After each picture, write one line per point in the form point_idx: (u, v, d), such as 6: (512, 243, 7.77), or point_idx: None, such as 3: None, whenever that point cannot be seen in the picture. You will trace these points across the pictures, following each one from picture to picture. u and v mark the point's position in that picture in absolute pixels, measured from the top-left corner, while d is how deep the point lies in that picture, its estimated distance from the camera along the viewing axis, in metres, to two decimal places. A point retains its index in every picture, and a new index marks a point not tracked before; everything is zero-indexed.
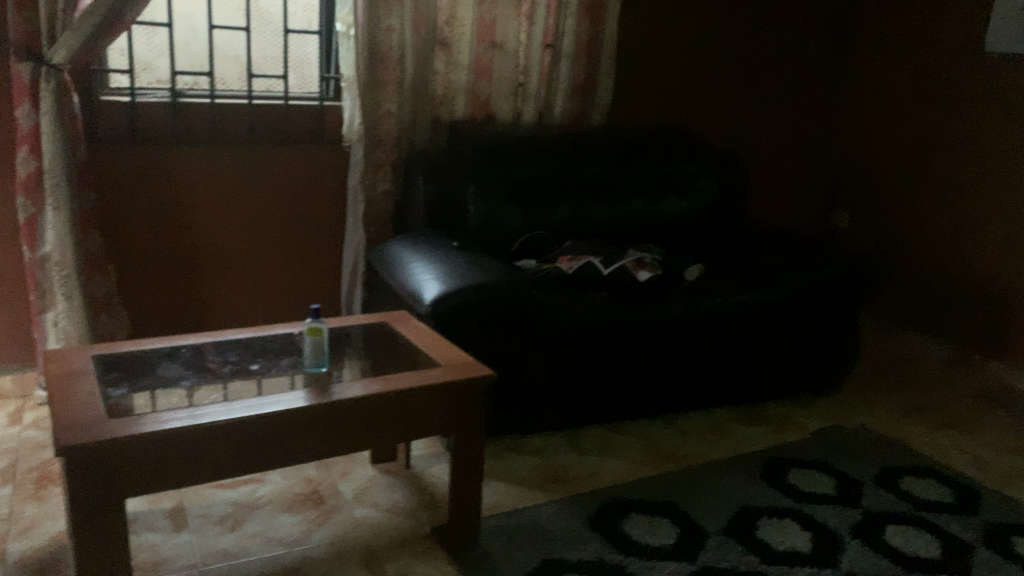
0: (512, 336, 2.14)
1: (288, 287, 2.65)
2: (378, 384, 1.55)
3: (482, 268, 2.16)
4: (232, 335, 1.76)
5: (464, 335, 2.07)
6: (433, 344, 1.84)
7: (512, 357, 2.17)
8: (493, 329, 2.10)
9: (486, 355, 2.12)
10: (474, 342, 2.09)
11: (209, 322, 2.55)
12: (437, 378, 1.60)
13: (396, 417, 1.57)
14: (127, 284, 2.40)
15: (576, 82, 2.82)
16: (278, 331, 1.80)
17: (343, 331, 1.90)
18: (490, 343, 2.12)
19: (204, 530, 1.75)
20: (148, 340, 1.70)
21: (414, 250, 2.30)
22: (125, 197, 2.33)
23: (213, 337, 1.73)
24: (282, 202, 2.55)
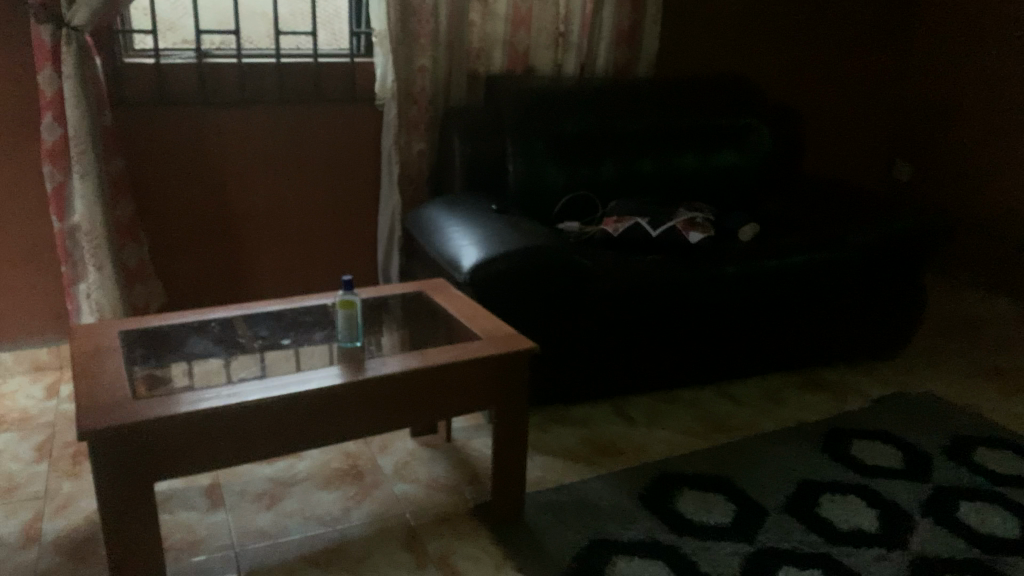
0: (557, 302, 2.04)
1: (325, 254, 2.57)
2: (418, 358, 1.47)
3: (524, 232, 2.05)
4: (263, 306, 1.69)
5: (506, 303, 1.97)
6: (475, 313, 1.74)
7: (557, 324, 2.06)
8: (537, 296, 2.00)
9: (529, 323, 2.03)
10: (517, 310, 1.99)
11: (245, 290, 2.49)
12: (479, 352, 1.50)
13: (437, 394, 1.48)
14: (160, 253, 2.35)
15: (620, 31, 2.66)
16: (312, 301, 1.72)
17: (379, 301, 1.82)
18: (533, 311, 2.02)
19: (241, 508, 1.70)
20: (176, 313, 1.64)
21: (452, 213, 2.19)
22: (154, 163, 2.26)
23: (244, 309, 1.67)
24: (316, 164, 2.46)
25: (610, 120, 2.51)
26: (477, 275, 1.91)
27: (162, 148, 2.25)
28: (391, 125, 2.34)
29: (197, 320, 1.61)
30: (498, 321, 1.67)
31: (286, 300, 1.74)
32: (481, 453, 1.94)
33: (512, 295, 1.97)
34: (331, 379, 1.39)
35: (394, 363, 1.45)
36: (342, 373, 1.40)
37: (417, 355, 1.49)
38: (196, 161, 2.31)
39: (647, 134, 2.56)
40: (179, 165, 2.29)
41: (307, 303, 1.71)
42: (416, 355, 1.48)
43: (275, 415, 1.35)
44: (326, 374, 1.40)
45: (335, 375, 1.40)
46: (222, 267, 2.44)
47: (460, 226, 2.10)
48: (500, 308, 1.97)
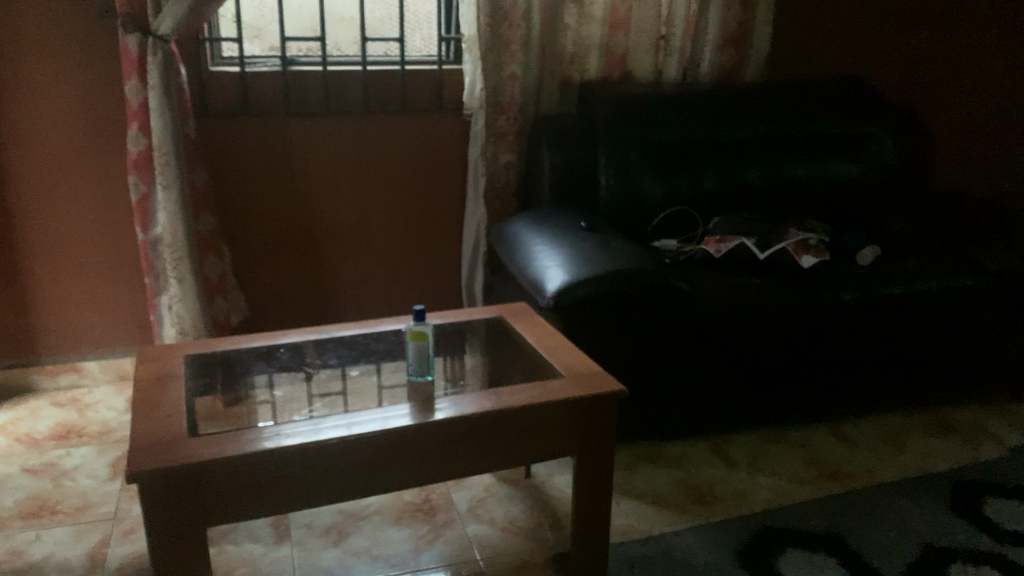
0: (650, 330, 1.87)
1: (408, 267, 2.48)
2: (493, 398, 1.33)
3: (617, 253, 1.88)
4: (335, 329, 1.62)
5: (594, 331, 1.81)
6: (558, 344, 1.59)
7: (648, 354, 1.89)
8: (627, 323, 1.84)
9: (619, 352, 1.86)
10: (606, 339, 1.83)
11: (327, 304, 2.43)
12: (559, 394, 1.35)
13: (512, 442, 1.34)
14: (243, 264, 2.31)
15: (727, 32, 2.45)
16: (386, 325, 1.64)
17: (456, 327, 1.69)
18: (624, 339, 1.86)
19: (308, 543, 1.61)
20: (247, 336, 1.58)
21: (539, 229, 2.05)
22: (237, 173, 2.22)
23: (315, 331, 1.61)
24: (402, 175, 2.37)
25: (714, 128, 2.31)
26: (561, 303, 1.75)
27: (246, 158, 2.21)
28: (478, 136, 2.22)
29: (268, 345, 1.55)
30: (582, 355, 1.51)
31: (359, 323, 1.67)
32: (563, 493, 1.79)
33: (600, 323, 1.81)
34: (416, 415, 1.27)
35: (470, 402, 1.31)
36: (418, 410, 1.29)
37: (492, 395, 1.35)
38: (279, 172, 2.26)
39: (754, 144, 2.34)
40: (263, 176, 2.25)
41: (380, 327, 1.63)
42: (491, 394, 1.34)
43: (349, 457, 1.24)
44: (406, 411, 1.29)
45: (414, 412, 1.28)
46: (304, 280, 2.39)
47: (546, 245, 1.95)
48: (587, 336, 1.82)
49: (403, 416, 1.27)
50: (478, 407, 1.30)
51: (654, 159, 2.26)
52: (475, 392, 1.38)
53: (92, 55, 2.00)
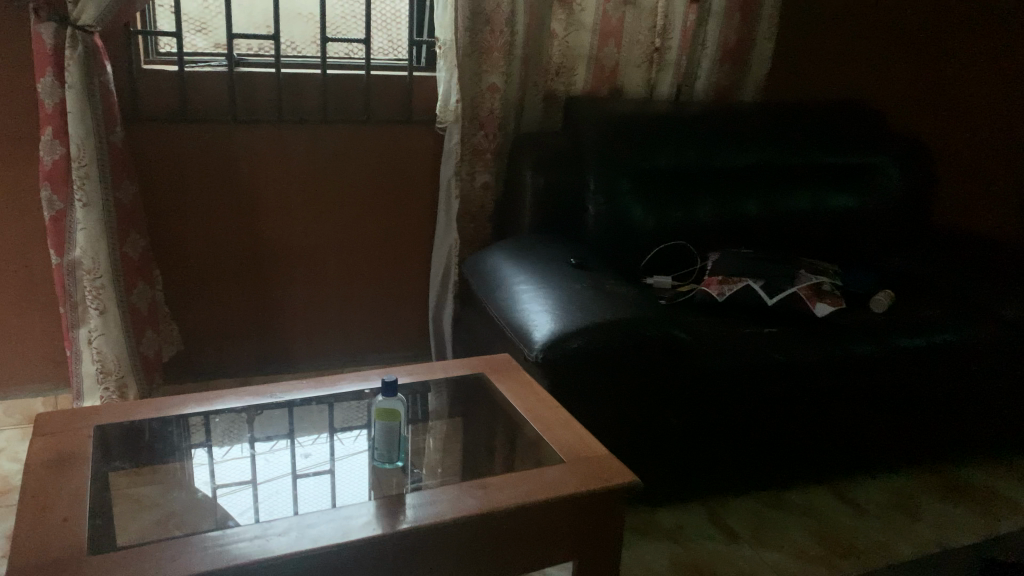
0: (648, 386, 1.63)
1: (367, 295, 2.21)
2: (478, 495, 1.08)
3: (610, 296, 1.65)
4: (282, 392, 1.36)
5: (587, 388, 1.57)
6: (548, 411, 1.34)
7: (646, 414, 1.66)
8: (623, 378, 1.60)
9: (613, 412, 1.62)
10: (599, 397, 1.60)
11: (275, 336, 2.15)
12: (560, 487, 1.10)
13: (502, 547, 1.09)
14: (177, 292, 2.01)
15: (725, 48, 2.24)
16: (343, 388, 1.39)
17: (427, 385, 1.43)
18: (619, 396, 1.61)
19: None
20: (174, 400, 1.30)
21: (520, 264, 1.80)
22: (172, 188, 1.92)
23: (259, 392, 1.35)
24: (363, 194, 2.10)
25: (713, 152, 2.09)
26: (552, 358, 1.50)
27: (183, 171, 1.92)
28: (452, 154, 1.96)
29: (204, 411, 1.29)
30: (580, 431, 1.27)
31: (311, 382, 1.41)
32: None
33: (593, 381, 1.57)
34: (387, 518, 1.02)
35: (452, 500, 1.07)
36: (388, 511, 1.04)
37: (476, 489, 1.10)
38: (222, 188, 1.97)
39: (754, 172, 2.14)
40: (202, 192, 1.95)
41: (336, 391, 1.38)
42: (474, 489, 1.10)
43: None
44: (373, 513, 1.04)
45: (383, 514, 1.03)
46: (249, 309, 2.10)
47: (530, 284, 1.71)
48: (579, 394, 1.57)
49: (374, 519, 1.02)
50: (462, 505, 1.06)
51: (648, 185, 2.03)
52: (455, 484, 1.13)
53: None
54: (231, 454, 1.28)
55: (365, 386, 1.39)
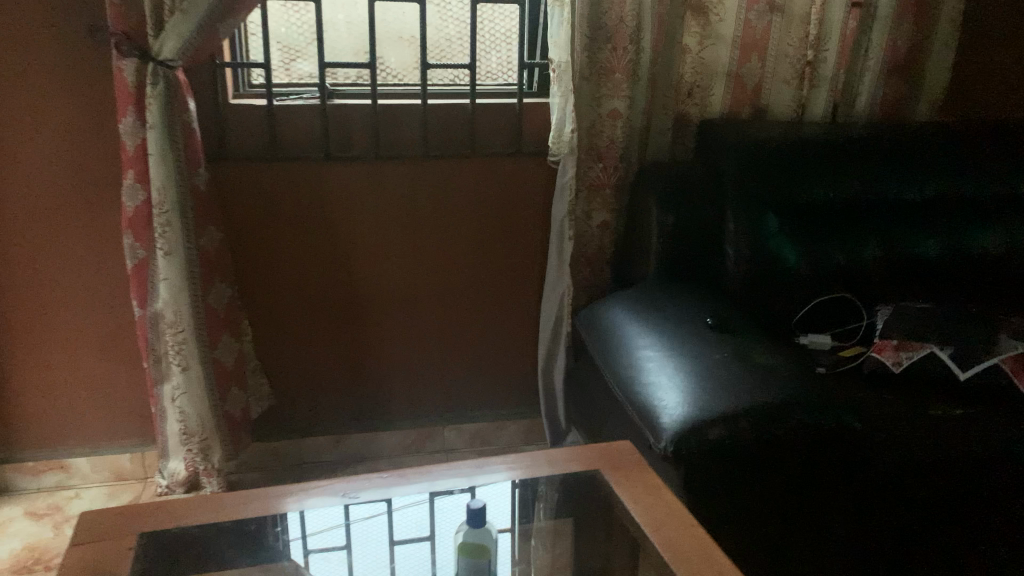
0: (804, 481, 1.31)
1: (472, 347, 1.98)
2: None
3: (757, 370, 1.34)
4: (367, 489, 1.15)
5: (727, 486, 1.27)
6: (684, 529, 1.06)
7: (800, 514, 1.34)
8: (772, 473, 1.29)
9: (759, 512, 1.31)
10: (742, 495, 1.29)
11: (371, 390, 1.95)
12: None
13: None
14: (267, 342, 1.86)
15: (895, 58, 1.88)
16: (441, 484, 1.16)
17: (539, 482, 1.19)
18: (767, 493, 1.30)
19: None
20: (233, 498, 1.11)
21: (645, 322, 1.51)
22: (261, 231, 1.77)
23: (345, 488, 1.14)
24: (466, 235, 1.88)
25: (881, 183, 1.73)
26: (683, 450, 1.22)
27: (272, 213, 1.76)
28: (566, 191, 1.71)
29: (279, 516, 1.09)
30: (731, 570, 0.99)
31: (401, 472, 1.19)
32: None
33: (735, 476, 1.27)
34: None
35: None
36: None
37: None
38: (313, 230, 1.79)
39: (934, 206, 1.76)
40: (292, 235, 1.79)
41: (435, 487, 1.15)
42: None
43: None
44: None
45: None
46: (343, 362, 1.91)
47: (656, 348, 1.42)
48: (717, 491, 1.28)
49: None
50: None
51: (800, 223, 1.70)
52: None
53: (81, 86, 1.58)
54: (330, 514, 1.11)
55: (467, 484, 1.16)
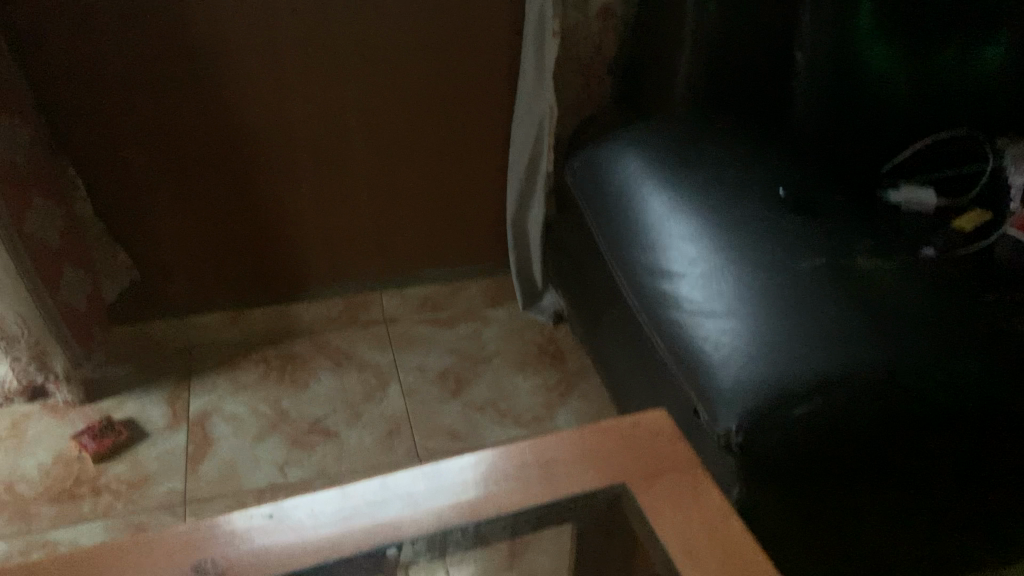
0: (938, 481, 0.85)
1: (415, 185, 1.43)
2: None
3: (863, 291, 0.85)
4: (287, 521, 0.70)
5: (820, 486, 0.81)
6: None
7: (906, 520, 0.88)
8: (895, 466, 0.82)
9: (851, 513, 0.85)
10: (841, 491, 0.83)
11: (274, 250, 1.42)
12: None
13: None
14: (114, 195, 1.28)
15: None
16: (402, 525, 0.70)
17: (547, 507, 0.74)
18: (874, 493, 0.84)
19: None
20: None
21: (676, 193, 0.98)
22: (74, 33, 1.11)
23: (259, 538, 0.69)
24: (398, 30, 1.25)
25: None
26: (763, 440, 0.76)
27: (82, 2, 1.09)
28: None
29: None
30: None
31: (338, 487, 0.73)
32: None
33: (837, 468, 0.80)
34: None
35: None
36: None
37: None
38: (157, 29, 1.14)
39: None
40: (124, 37, 1.13)
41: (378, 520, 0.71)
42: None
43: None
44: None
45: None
46: (232, 216, 1.36)
47: (701, 246, 0.91)
48: (798, 491, 0.81)
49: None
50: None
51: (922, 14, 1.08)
52: None
53: None
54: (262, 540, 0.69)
55: (461, 519, 0.71)
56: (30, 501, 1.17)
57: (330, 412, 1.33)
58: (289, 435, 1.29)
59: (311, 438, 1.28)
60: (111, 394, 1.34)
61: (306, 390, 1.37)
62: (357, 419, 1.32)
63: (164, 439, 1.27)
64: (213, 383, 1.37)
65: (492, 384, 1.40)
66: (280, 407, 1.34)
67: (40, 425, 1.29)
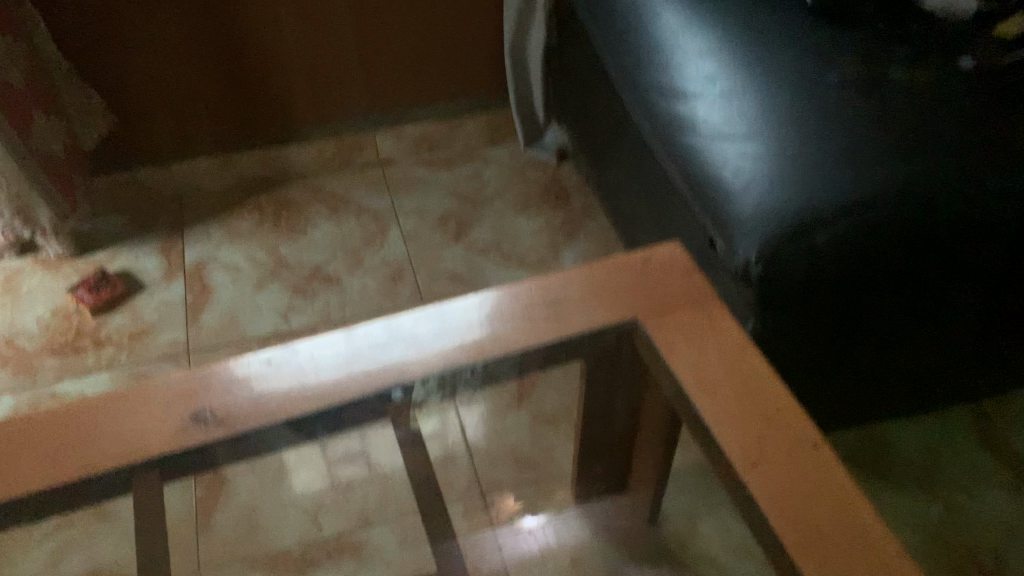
0: (958, 306, 0.81)
1: (405, 12, 1.32)
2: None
3: (897, 106, 0.78)
4: (286, 365, 0.67)
5: (839, 314, 0.78)
6: (823, 470, 0.61)
7: (919, 345, 0.86)
8: (917, 292, 0.78)
9: (864, 345, 0.83)
10: (860, 319, 0.79)
11: (259, 88, 1.34)
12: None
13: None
14: (78, 31, 1.18)
15: None
16: (407, 367, 0.68)
17: (557, 346, 0.71)
18: (891, 322, 0.81)
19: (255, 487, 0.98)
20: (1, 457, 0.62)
21: (692, 5, 0.89)
22: None
23: (259, 384, 0.66)
24: None
25: None
26: (787, 267, 0.72)
27: None
28: None
29: (123, 475, 0.63)
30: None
31: (341, 328, 0.70)
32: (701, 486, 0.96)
33: (860, 297, 0.77)
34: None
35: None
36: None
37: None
38: None
39: None
40: None
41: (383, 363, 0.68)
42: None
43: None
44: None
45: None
46: (209, 51, 1.26)
47: (719, 62, 0.83)
48: (817, 321, 0.78)
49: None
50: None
51: None
52: None
53: None
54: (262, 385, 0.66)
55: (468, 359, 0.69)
56: (33, 355, 1.15)
57: (330, 258, 1.29)
58: (289, 283, 1.26)
59: (312, 285, 1.25)
60: (103, 246, 1.30)
61: (303, 236, 1.33)
62: (358, 264, 1.28)
63: (162, 290, 1.24)
64: (207, 231, 1.33)
65: (495, 225, 1.35)
66: (279, 254, 1.30)
67: (34, 279, 1.26)
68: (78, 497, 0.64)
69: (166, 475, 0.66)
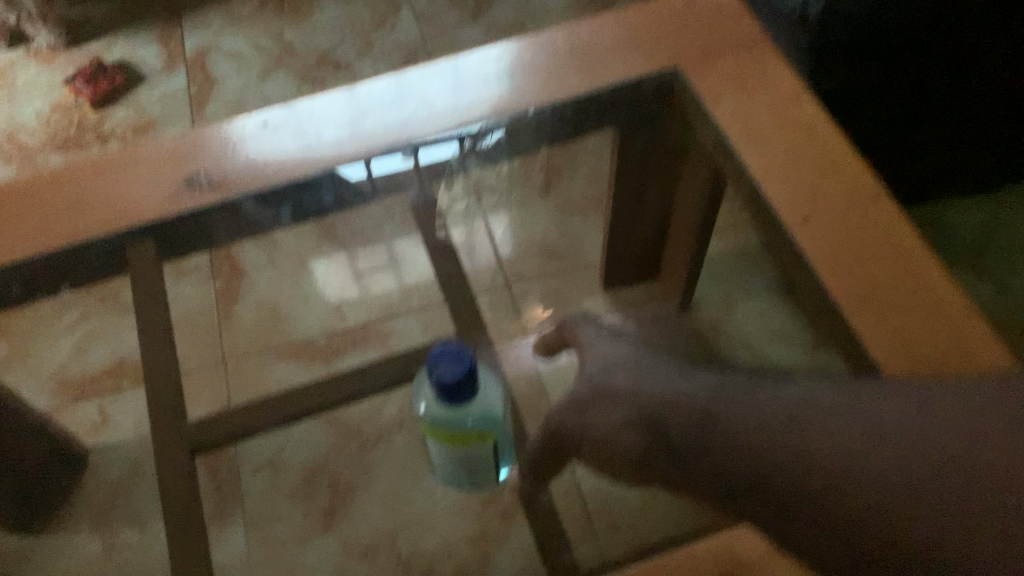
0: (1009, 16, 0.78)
1: None
2: (654, 368, 0.55)
3: None
4: (285, 125, 0.63)
5: (884, 15, 0.74)
6: (862, 211, 0.57)
7: (965, 65, 0.82)
8: None
9: (911, 58, 0.80)
10: (905, 25, 0.76)
11: None
12: (952, 517, 0.42)
13: (705, 557, 0.53)
14: None
15: None
16: (417, 130, 0.63)
17: (584, 104, 0.65)
18: (938, 33, 0.77)
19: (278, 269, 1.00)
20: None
21: None
22: None
23: (259, 145, 0.62)
24: None
25: None
26: None
27: None
28: None
29: (120, 239, 0.61)
30: (964, 299, 0.53)
31: (344, 87, 0.65)
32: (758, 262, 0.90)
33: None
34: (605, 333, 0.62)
35: (622, 373, 0.56)
36: (631, 348, 0.59)
37: (696, 432, 0.50)
38: None
39: None
40: None
41: (392, 124, 0.64)
42: (669, 363, 0.57)
43: (450, 397, 0.52)
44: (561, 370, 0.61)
45: (592, 374, 0.57)
46: None
47: None
48: (857, 21, 0.75)
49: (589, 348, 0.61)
50: (639, 370, 0.55)
51: None
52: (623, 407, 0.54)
53: None
54: (265, 143, 0.62)
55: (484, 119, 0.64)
56: (36, 151, 1.10)
57: (340, 42, 1.19)
58: (297, 70, 1.17)
59: (321, 72, 1.17)
60: (96, 36, 1.21)
61: (309, 20, 1.22)
62: (369, 48, 1.18)
63: (162, 80, 1.16)
64: (205, 17, 1.23)
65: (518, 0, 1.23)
66: (284, 40, 1.20)
67: (28, 73, 1.19)
68: (76, 269, 0.63)
69: (165, 247, 0.64)
